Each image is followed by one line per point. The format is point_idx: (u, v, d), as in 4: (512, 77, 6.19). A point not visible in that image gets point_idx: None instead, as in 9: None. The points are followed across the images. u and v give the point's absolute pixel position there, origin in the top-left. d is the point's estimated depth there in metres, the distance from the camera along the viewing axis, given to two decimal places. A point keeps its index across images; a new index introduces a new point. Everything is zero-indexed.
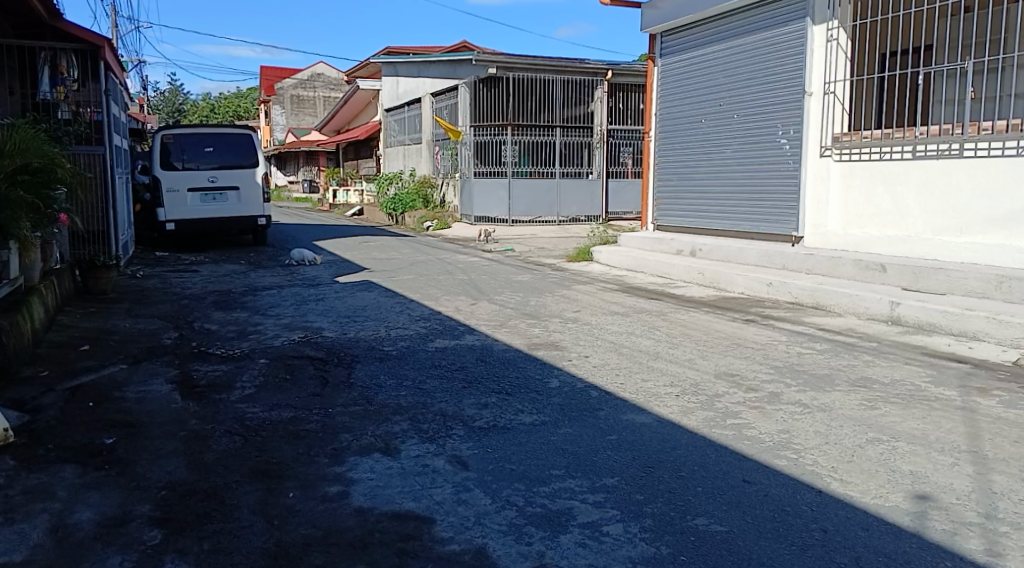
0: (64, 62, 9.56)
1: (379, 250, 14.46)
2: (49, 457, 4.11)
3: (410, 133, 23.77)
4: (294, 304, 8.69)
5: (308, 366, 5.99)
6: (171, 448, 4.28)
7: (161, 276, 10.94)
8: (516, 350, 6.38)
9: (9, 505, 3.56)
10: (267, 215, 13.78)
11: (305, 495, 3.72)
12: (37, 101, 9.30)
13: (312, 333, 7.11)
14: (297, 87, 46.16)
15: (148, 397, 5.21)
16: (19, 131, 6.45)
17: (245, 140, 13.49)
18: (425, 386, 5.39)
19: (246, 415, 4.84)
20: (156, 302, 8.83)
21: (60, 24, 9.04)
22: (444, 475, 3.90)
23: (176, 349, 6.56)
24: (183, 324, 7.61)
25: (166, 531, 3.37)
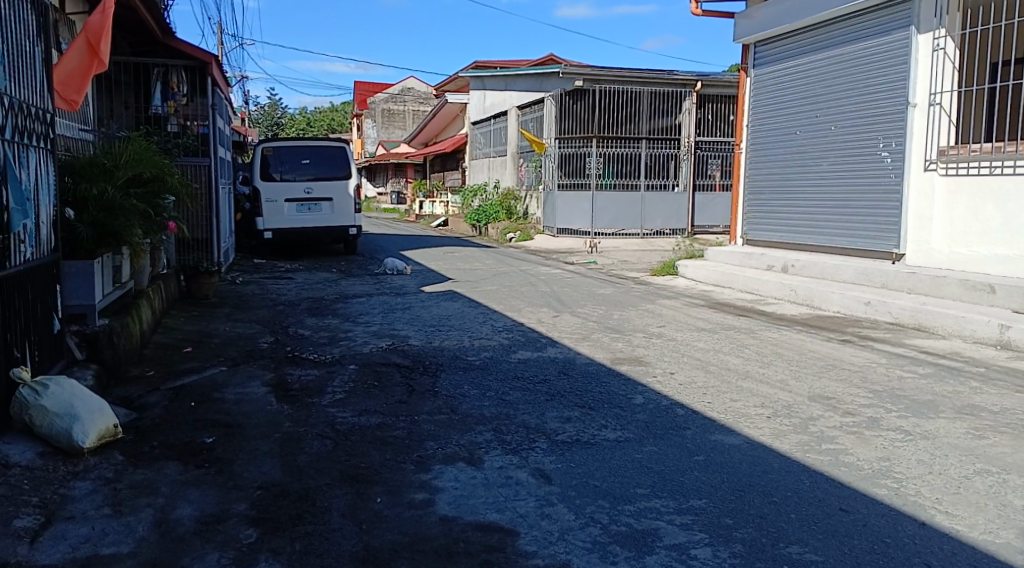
0: (175, 78, 10.07)
1: (463, 260, 14.65)
2: (154, 454, 4.32)
3: (496, 145, 24.02)
4: (382, 312, 8.89)
5: (395, 373, 6.10)
6: (265, 450, 4.43)
7: (258, 283, 11.39)
8: (599, 364, 6.34)
9: (117, 497, 3.75)
10: (358, 225, 14.20)
11: (392, 501, 3.79)
12: (147, 114, 9.92)
13: (399, 341, 7.25)
14: (388, 101, 47.42)
15: (245, 398, 5.42)
16: (134, 143, 6.83)
17: (338, 153, 13.95)
18: (508, 397, 5.41)
19: (336, 420, 4.96)
20: (254, 308, 9.19)
21: (172, 42, 9.56)
22: (528, 488, 3.90)
23: (272, 353, 6.80)
24: (278, 329, 7.89)
25: (261, 530, 3.48)
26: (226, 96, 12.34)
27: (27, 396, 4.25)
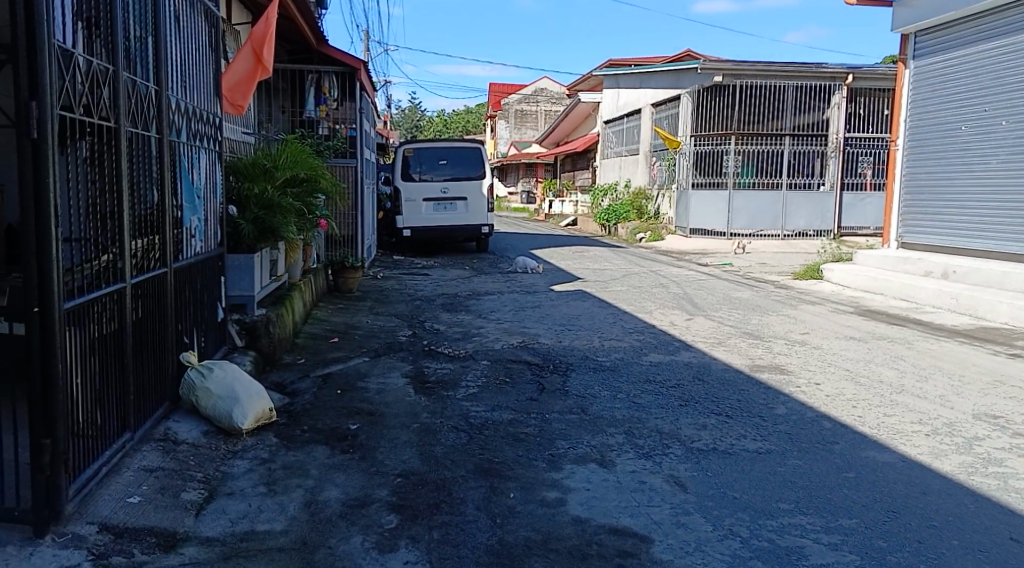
0: (327, 83, 10.53)
1: (593, 260, 14.60)
2: (304, 438, 4.57)
3: (629, 144, 23.76)
4: (513, 310, 9.00)
5: (527, 371, 6.16)
6: (405, 439, 4.59)
7: (398, 278, 11.82)
8: (737, 371, 6.14)
9: (271, 477, 3.99)
10: (490, 225, 14.48)
11: (525, 497, 3.83)
12: (301, 120, 10.54)
13: (530, 339, 7.31)
14: (521, 101, 47.95)
15: (386, 388, 5.64)
16: (292, 145, 7.28)
17: (474, 154, 14.25)
18: (641, 400, 5.34)
19: (470, 413, 5.07)
20: (393, 302, 9.55)
21: (325, 49, 10.05)
22: (663, 495, 3.83)
23: (410, 346, 7.04)
24: (415, 323, 8.15)
25: (401, 517, 3.61)
26: (372, 99, 12.89)
27: (195, 378, 4.61)
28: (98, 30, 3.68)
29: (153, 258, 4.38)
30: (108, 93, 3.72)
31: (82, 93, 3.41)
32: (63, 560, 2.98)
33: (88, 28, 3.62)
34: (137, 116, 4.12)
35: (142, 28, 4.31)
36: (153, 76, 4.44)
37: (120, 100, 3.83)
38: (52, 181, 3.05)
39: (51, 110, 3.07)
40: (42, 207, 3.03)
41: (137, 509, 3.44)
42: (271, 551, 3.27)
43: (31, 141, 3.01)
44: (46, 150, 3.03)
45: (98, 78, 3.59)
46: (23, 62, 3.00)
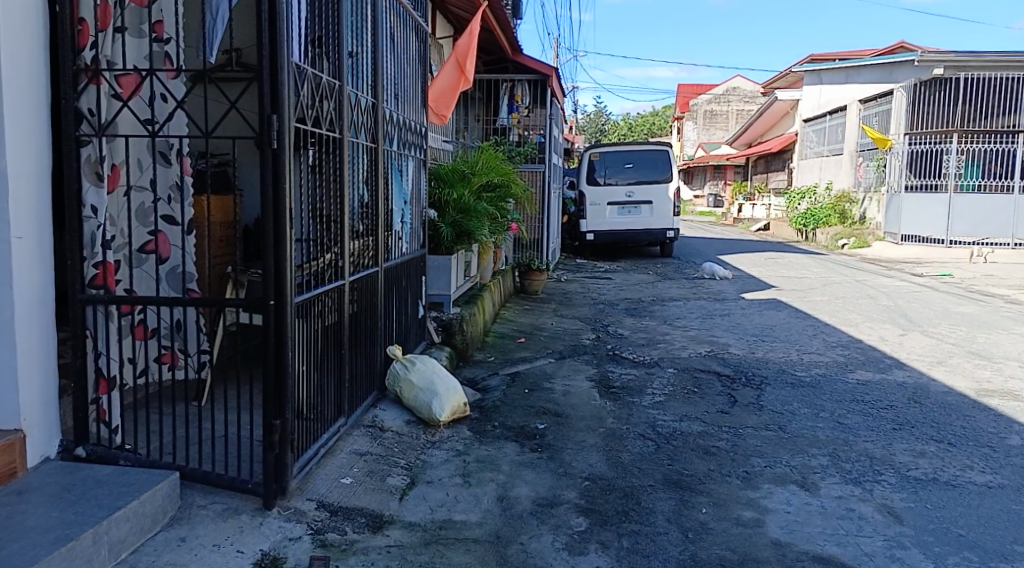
0: (520, 91, 10.85)
1: (789, 268, 13.88)
2: (495, 434, 4.70)
3: (830, 144, 22.38)
4: (701, 317, 8.76)
5: (718, 381, 5.97)
6: (592, 443, 4.60)
7: (582, 282, 11.87)
8: (959, 394, 5.59)
9: (466, 469, 4.13)
10: (675, 229, 14.11)
11: (719, 514, 3.71)
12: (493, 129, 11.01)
13: (720, 348, 7.08)
14: (711, 102, 46.48)
15: (572, 390, 5.68)
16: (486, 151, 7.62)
17: (663, 157, 14.00)
18: (846, 421, 5.00)
19: (658, 422, 4.99)
20: (577, 305, 9.61)
21: (520, 59, 10.37)
22: (874, 525, 3.57)
23: (595, 349, 7.05)
24: (600, 327, 8.15)
25: (590, 521, 3.62)
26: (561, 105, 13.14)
27: (399, 370, 4.91)
28: (324, 49, 4.01)
29: (367, 259, 4.71)
30: (334, 105, 4.06)
31: (312, 106, 3.73)
32: (286, 531, 3.24)
33: (316, 47, 3.96)
34: (357, 125, 4.49)
35: (363, 46, 4.66)
36: (370, 89, 4.79)
37: (343, 113, 4.17)
38: (286, 186, 3.37)
39: (288, 122, 3.38)
40: (278, 211, 3.36)
41: (348, 489, 3.70)
42: (468, 541, 3.38)
43: (271, 150, 3.34)
44: (283, 159, 3.35)
45: (325, 93, 3.92)
46: (267, 79, 3.33)
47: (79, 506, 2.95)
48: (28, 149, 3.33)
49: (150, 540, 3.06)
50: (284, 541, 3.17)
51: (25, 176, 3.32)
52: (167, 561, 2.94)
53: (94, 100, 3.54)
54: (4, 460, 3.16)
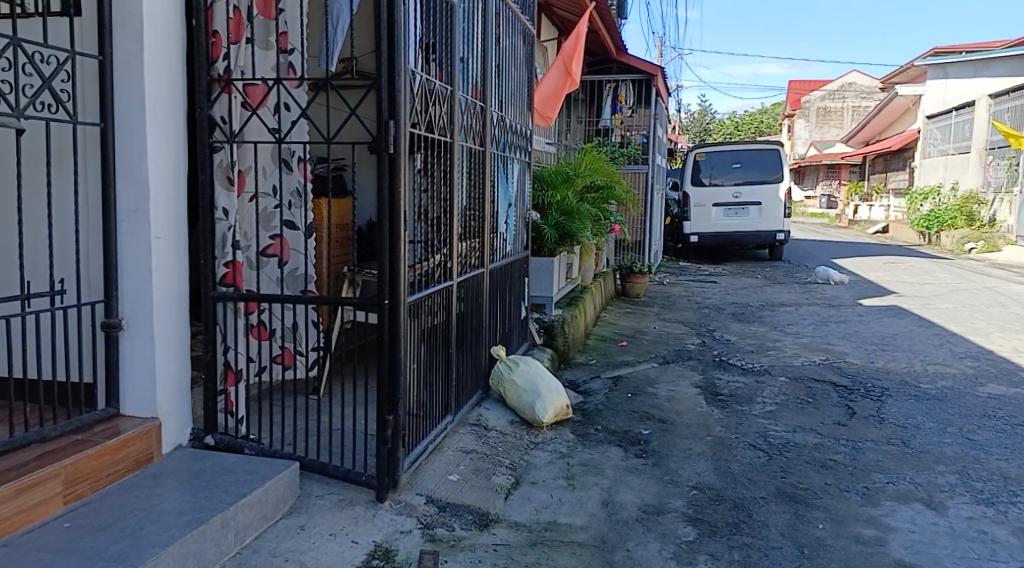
0: (624, 91, 10.78)
1: (910, 273, 13.19)
2: (599, 437, 4.68)
3: (956, 142, 21.15)
4: (814, 324, 8.44)
5: (833, 391, 5.74)
6: (699, 451, 4.51)
7: (686, 285, 11.65)
8: None
9: (570, 472, 4.13)
10: (787, 232, 13.68)
11: (837, 530, 3.57)
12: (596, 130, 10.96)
13: (835, 357, 6.80)
14: (824, 98, 44.67)
15: (677, 396, 5.58)
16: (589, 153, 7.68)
17: (773, 157, 13.54)
18: (975, 437, 4.71)
19: (769, 432, 4.84)
20: (681, 308, 9.44)
21: (625, 59, 10.28)
22: (1009, 550, 3.35)
23: (700, 355, 6.91)
24: (705, 332, 7.98)
25: (699, 530, 3.56)
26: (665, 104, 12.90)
27: (502, 370, 4.97)
28: (437, 55, 4.11)
29: (473, 261, 4.79)
30: (446, 110, 4.17)
31: (424, 111, 3.83)
32: (398, 524, 3.33)
33: (427, 54, 4.05)
34: (466, 129, 4.58)
35: (474, 51, 4.75)
36: (479, 94, 4.87)
37: (454, 118, 4.27)
38: (401, 190, 3.47)
39: (404, 127, 3.49)
40: (394, 215, 3.46)
41: (455, 486, 3.77)
42: (574, 544, 3.38)
43: (387, 155, 3.45)
44: (398, 164, 3.46)
45: (437, 99, 4.02)
46: (384, 86, 3.43)
47: (209, 492, 3.13)
48: (168, 156, 3.57)
49: (271, 526, 3.21)
50: (396, 534, 3.26)
51: (165, 181, 3.56)
52: (288, 547, 3.08)
53: (226, 109, 3.78)
54: (143, 445, 3.39)
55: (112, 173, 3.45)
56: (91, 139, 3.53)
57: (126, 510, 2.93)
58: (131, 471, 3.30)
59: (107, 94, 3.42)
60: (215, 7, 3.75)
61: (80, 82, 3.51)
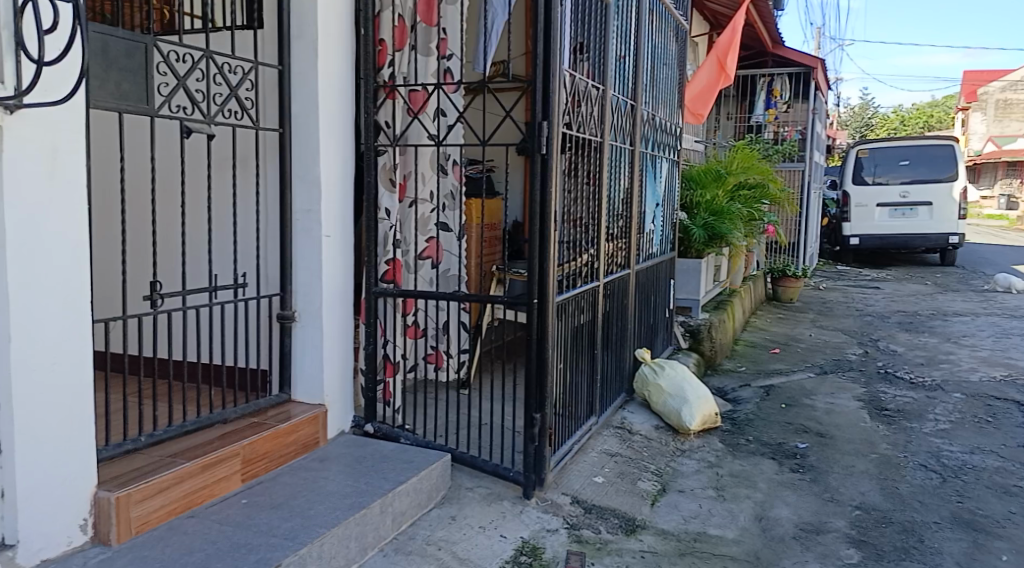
0: (779, 85, 10.37)
1: None
2: (750, 448, 4.51)
3: None
4: (993, 335, 7.76)
5: (1016, 412, 5.25)
6: (862, 469, 4.26)
7: (844, 290, 11.02)
8: None
9: (720, 483, 4.01)
10: (961, 234, 12.65)
11: None
12: (747, 126, 10.66)
13: (1019, 373, 6.22)
14: (1004, 89, 40.55)
15: (836, 409, 5.29)
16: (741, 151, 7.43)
17: (947, 153, 12.57)
18: None
19: (941, 452, 4.50)
20: (840, 316, 8.94)
21: (781, 51, 9.85)
22: None
23: (861, 366, 6.51)
24: (867, 341, 7.52)
25: (863, 553, 3.36)
26: (824, 98, 12.25)
27: (647, 374, 4.90)
28: (590, 56, 4.12)
29: (620, 260, 4.77)
30: (597, 110, 4.18)
31: (576, 111, 3.85)
32: (545, 522, 3.37)
33: (580, 54, 4.06)
34: (617, 129, 4.57)
35: (627, 49, 4.72)
36: (631, 92, 4.84)
37: (605, 117, 4.28)
38: (553, 190, 3.50)
39: (557, 128, 3.51)
40: (544, 214, 3.50)
41: (601, 488, 3.76)
42: (725, 557, 3.29)
43: (539, 156, 3.50)
44: (550, 164, 3.50)
45: (589, 98, 4.03)
46: (540, 87, 3.48)
47: (368, 478, 3.29)
48: (337, 159, 3.79)
49: (424, 516, 3.33)
50: (543, 532, 3.30)
51: (334, 182, 3.77)
52: (440, 536, 3.18)
53: (390, 114, 3.98)
54: (310, 430, 3.61)
55: (288, 176, 3.70)
56: (270, 143, 3.81)
57: (295, 490, 3.14)
58: (300, 454, 3.53)
59: (285, 102, 3.67)
60: (381, 14, 3.95)
61: (262, 91, 3.79)
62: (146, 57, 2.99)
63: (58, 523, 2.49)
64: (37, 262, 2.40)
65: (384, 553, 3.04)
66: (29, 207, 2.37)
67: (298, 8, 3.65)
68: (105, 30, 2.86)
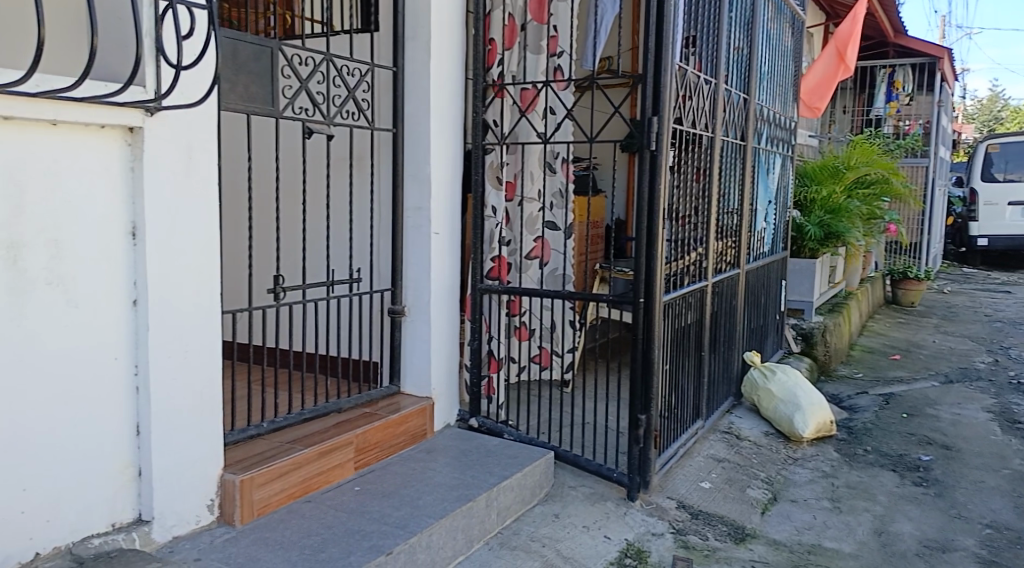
0: (901, 77, 9.84)
1: None
2: (868, 459, 4.31)
3: None
4: None
5: None
6: (993, 485, 3.99)
7: (971, 294, 10.37)
8: None
9: (835, 494, 3.85)
10: None
11: None
12: (864, 120, 10.19)
13: None
14: None
15: (963, 420, 4.99)
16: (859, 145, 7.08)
17: None
18: None
19: None
20: (966, 321, 8.41)
21: (903, 41, 9.36)
22: None
23: (991, 376, 6.11)
24: (997, 349, 7.05)
25: None
26: (951, 90, 11.55)
27: (757, 378, 4.77)
28: (704, 50, 4.03)
29: (729, 259, 4.64)
30: (708, 105, 4.08)
31: (688, 106, 3.77)
32: (650, 526, 3.33)
33: (692, 46, 3.95)
34: (729, 124, 4.45)
35: (741, 41, 4.59)
36: (744, 85, 4.71)
37: (716, 111, 4.18)
38: (662, 187, 3.45)
39: (668, 124, 3.45)
40: (652, 211, 3.45)
41: (708, 494, 3.69)
42: None
43: (649, 152, 3.45)
44: (659, 160, 3.44)
45: (701, 91, 3.94)
46: (650, 82, 3.43)
47: (474, 471, 3.34)
48: (447, 157, 3.85)
49: (529, 513, 3.35)
50: (648, 536, 3.26)
51: (443, 180, 3.84)
52: (544, 533, 3.20)
53: (499, 112, 4.01)
54: (419, 422, 3.70)
55: (400, 174, 3.80)
56: (384, 143, 3.92)
57: (404, 480, 3.22)
58: (408, 445, 3.62)
59: (398, 102, 3.76)
60: (492, 15, 3.98)
61: (376, 92, 3.90)
62: (271, 61, 3.13)
63: (189, 502, 2.64)
64: (173, 256, 2.55)
65: (489, 547, 3.08)
66: (168, 205, 2.53)
67: (411, 10, 3.73)
68: (235, 36, 3.00)
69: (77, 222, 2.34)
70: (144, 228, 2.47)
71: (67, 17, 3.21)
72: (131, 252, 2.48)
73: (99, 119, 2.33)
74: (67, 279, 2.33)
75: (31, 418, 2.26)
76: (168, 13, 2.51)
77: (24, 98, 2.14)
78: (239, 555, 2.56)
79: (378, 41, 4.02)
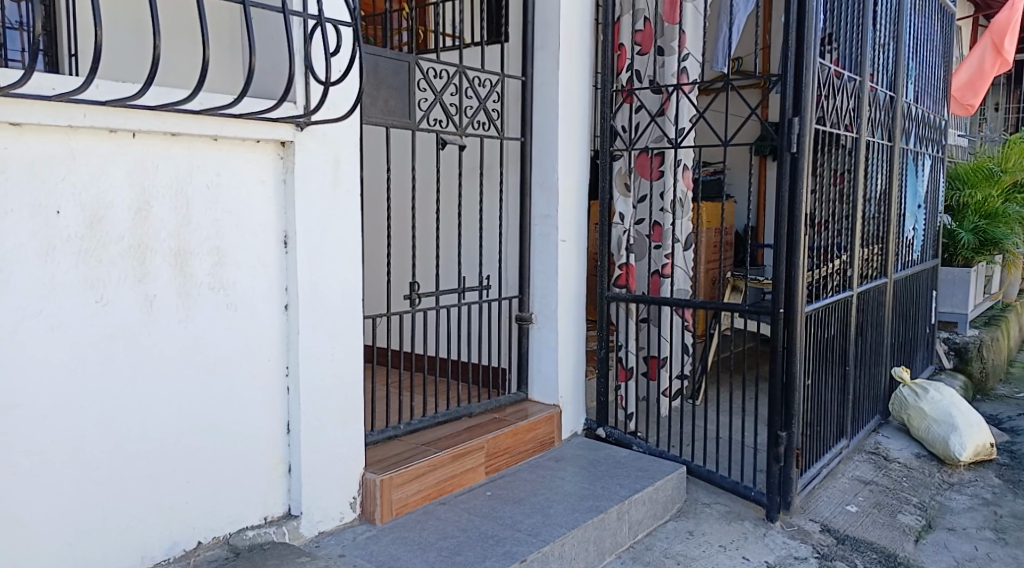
0: None
1: None
2: None
3: None
4: None
5: None
6: None
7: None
8: None
9: (999, 524, 3.56)
10: None
11: None
12: (1020, 116, 9.41)
13: None
14: None
15: None
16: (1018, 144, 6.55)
17: None
18: None
19: None
20: None
21: None
22: None
23: None
24: None
25: None
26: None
27: (908, 396, 4.48)
28: (849, 47, 3.82)
29: (875, 268, 4.39)
30: (853, 103, 3.88)
31: (830, 104, 3.59)
32: (792, 549, 3.18)
33: (837, 45, 3.73)
34: (874, 123, 4.23)
35: (888, 37, 4.34)
36: (890, 82, 4.44)
37: (861, 110, 3.97)
38: (803, 190, 3.29)
39: (809, 124, 3.29)
40: (792, 216, 3.31)
41: (854, 519, 3.50)
42: None
43: (788, 154, 3.30)
44: (800, 163, 3.29)
45: (844, 90, 3.74)
46: (791, 81, 3.28)
47: (605, 482, 3.30)
48: (574, 165, 3.85)
49: (661, 528, 3.29)
50: (791, 560, 3.11)
51: (571, 189, 3.84)
52: (679, 551, 3.12)
53: (627, 118, 4.00)
54: (547, 429, 3.69)
55: (529, 183, 3.81)
56: (514, 151, 3.96)
57: (533, 487, 3.23)
58: (536, 452, 3.62)
59: (528, 111, 3.77)
60: (623, 20, 4.00)
61: (506, 102, 3.94)
62: (409, 75, 3.22)
63: (333, 500, 2.75)
64: (320, 264, 2.66)
65: (622, 561, 3.04)
66: (317, 215, 2.65)
67: (541, 18, 3.73)
68: (376, 52, 3.10)
69: (236, 232, 2.48)
70: (294, 237, 2.59)
71: (223, 23, 3.97)
72: (282, 260, 2.61)
73: (256, 134, 2.45)
74: (228, 284, 2.47)
75: (195, 415, 2.41)
76: (317, 32, 2.61)
77: (191, 116, 2.29)
78: (379, 553, 2.64)
79: (508, 51, 4.06)
